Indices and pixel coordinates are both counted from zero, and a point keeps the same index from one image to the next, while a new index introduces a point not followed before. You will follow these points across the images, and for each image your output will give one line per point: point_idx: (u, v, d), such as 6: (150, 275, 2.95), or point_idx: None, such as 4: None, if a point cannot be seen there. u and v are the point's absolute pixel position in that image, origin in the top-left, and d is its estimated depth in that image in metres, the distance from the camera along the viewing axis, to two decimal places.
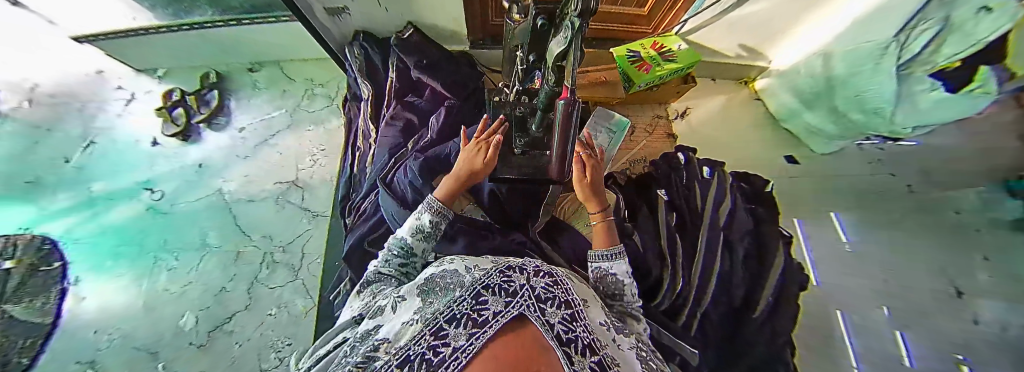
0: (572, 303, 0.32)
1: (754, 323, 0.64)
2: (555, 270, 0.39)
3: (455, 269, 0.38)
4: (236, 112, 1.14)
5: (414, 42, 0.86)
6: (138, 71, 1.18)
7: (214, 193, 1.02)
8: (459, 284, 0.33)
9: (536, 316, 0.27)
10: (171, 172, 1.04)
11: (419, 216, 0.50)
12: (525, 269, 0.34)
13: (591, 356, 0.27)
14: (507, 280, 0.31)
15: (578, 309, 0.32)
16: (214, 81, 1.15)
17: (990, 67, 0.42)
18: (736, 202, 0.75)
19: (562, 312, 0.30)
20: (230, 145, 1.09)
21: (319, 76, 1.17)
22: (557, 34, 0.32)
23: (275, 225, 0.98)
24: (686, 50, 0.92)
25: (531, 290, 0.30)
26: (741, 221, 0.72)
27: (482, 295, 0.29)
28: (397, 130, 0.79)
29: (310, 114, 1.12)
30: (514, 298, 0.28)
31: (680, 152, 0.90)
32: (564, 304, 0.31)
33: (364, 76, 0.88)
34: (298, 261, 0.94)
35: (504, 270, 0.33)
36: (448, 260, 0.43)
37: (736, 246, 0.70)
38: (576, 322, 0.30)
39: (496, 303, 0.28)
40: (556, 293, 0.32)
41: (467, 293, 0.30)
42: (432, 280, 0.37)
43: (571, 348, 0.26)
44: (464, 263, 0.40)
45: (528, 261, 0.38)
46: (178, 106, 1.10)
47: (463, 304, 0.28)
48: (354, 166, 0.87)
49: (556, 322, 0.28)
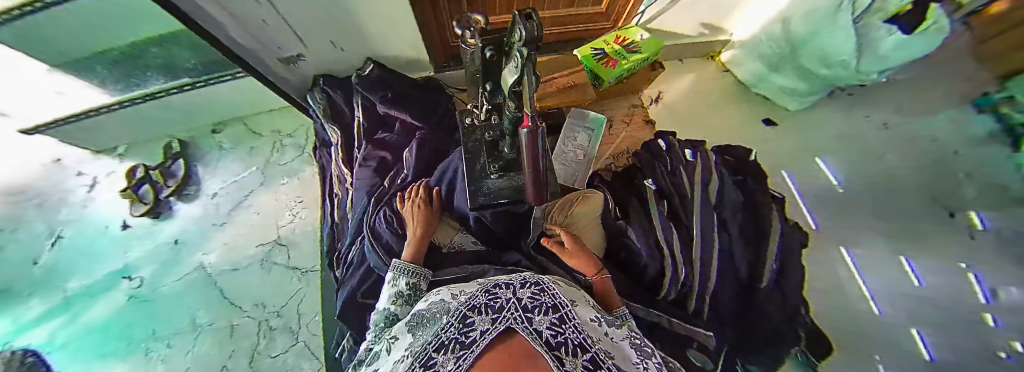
0: (559, 306, 0.31)
1: (763, 294, 0.63)
2: (542, 276, 0.38)
3: (442, 298, 0.37)
4: (204, 178, 1.10)
5: (376, 78, 0.83)
6: (94, 153, 1.09)
7: (195, 269, 0.97)
8: (446, 310, 0.33)
9: (522, 327, 0.28)
10: (148, 254, 0.99)
11: (395, 282, 0.52)
12: (511, 283, 0.35)
13: (583, 355, 0.26)
14: (493, 297, 0.32)
15: (567, 310, 0.31)
16: (178, 150, 1.10)
17: (939, 4, 0.46)
18: (722, 176, 0.75)
19: (550, 316, 0.30)
20: (203, 214, 1.04)
21: (286, 126, 1.14)
22: (507, 63, 0.31)
23: (266, 289, 0.94)
24: (649, 40, 0.92)
25: (518, 302, 0.31)
26: (731, 196, 0.72)
27: (468, 317, 0.30)
28: (371, 170, 0.76)
29: (281, 167, 1.09)
30: (500, 314, 0.29)
31: (660, 138, 0.90)
32: (552, 308, 0.30)
33: (329, 120, 0.85)
34: (296, 323, 0.90)
35: (490, 288, 0.34)
36: (437, 288, 0.42)
37: (730, 222, 0.69)
38: (564, 324, 0.29)
39: (483, 321, 0.29)
40: (542, 300, 0.32)
41: (454, 318, 0.30)
42: (421, 312, 0.37)
43: (560, 351, 0.26)
44: (452, 287, 0.39)
45: (515, 274, 0.38)
46: (144, 183, 1.05)
47: (450, 330, 0.29)
48: (335, 215, 0.83)
49: (543, 328, 0.28)
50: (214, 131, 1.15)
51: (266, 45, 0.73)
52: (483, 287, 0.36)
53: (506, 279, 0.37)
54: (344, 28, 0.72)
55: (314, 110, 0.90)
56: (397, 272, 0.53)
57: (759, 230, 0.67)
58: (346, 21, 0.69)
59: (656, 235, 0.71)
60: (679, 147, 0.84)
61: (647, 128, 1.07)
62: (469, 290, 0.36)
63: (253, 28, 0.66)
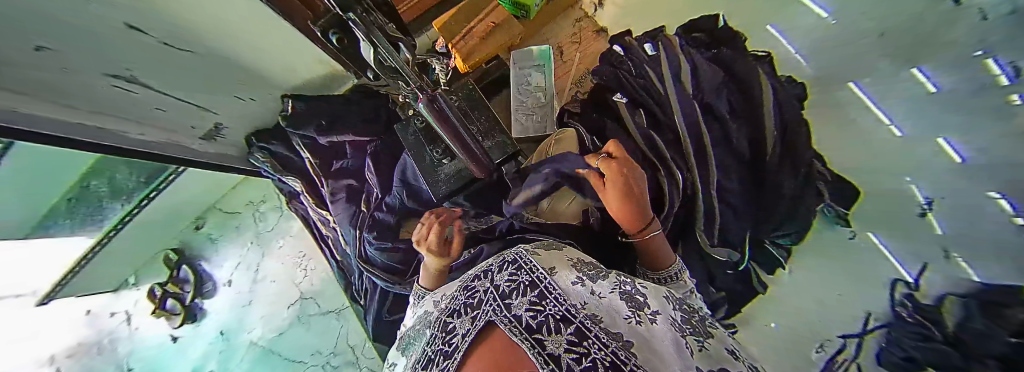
0: (538, 280, 0.30)
1: (773, 165, 0.57)
2: (518, 249, 0.37)
3: (426, 307, 0.37)
4: (213, 270, 1.12)
5: (302, 113, 0.79)
6: (114, 291, 1.07)
7: (250, 347, 1.03)
8: (428, 321, 0.34)
9: (501, 318, 0.26)
10: (206, 351, 1.05)
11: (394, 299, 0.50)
12: (489, 271, 0.34)
13: (567, 328, 0.24)
14: (471, 294, 0.32)
15: (546, 283, 0.29)
16: (177, 258, 1.11)
17: None
18: (692, 58, 0.67)
19: (529, 296, 0.28)
20: (231, 300, 1.09)
21: (256, 193, 1.13)
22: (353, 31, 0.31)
23: (315, 339, 1.00)
24: None
25: (495, 290, 0.30)
26: (708, 74, 0.65)
27: (451, 324, 0.30)
28: (344, 202, 0.74)
29: (271, 232, 1.10)
30: (478, 311, 0.28)
31: (616, 44, 0.83)
32: (529, 286, 0.29)
33: (283, 172, 0.82)
34: (352, 355, 0.96)
35: (470, 283, 0.34)
36: (424, 296, 0.42)
37: (715, 104, 0.62)
38: (545, 299, 0.27)
39: (464, 324, 0.28)
40: (520, 279, 0.30)
41: (437, 327, 0.31)
42: (409, 331, 0.37)
43: (542, 333, 0.23)
44: (434, 294, 0.39)
45: (491, 257, 0.37)
46: (166, 298, 1.07)
47: (436, 343, 0.29)
48: (336, 255, 0.84)
49: (523, 311, 0.26)
50: (197, 227, 1.15)
51: (179, 125, 0.71)
52: (460, 285, 0.36)
53: (488, 263, 0.36)
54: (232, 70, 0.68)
55: (266, 171, 0.86)
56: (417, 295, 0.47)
57: (751, 106, 0.60)
58: (224, 59, 0.65)
59: (641, 149, 0.65)
60: (637, 47, 0.77)
61: (600, 36, 0.96)
62: (449, 293, 0.36)
63: (146, 117, 0.64)
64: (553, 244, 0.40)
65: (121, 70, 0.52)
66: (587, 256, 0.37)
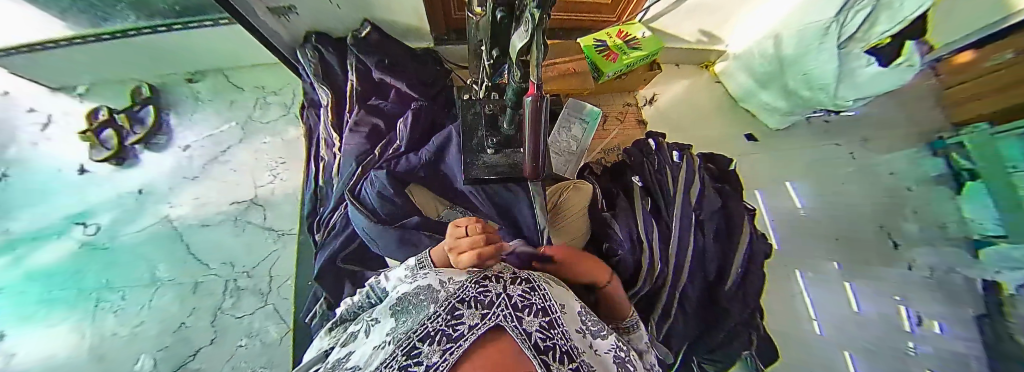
0: (549, 310, 0.34)
1: (728, 294, 0.64)
2: (534, 274, 0.41)
3: (430, 283, 0.38)
4: (176, 129, 1.03)
5: (372, 40, 0.82)
6: (53, 90, 1.02)
7: (160, 221, 0.92)
8: (435, 298, 0.34)
9: (512, 326, 0.29)
10: (106, 201, 0.93)
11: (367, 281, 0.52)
12: (501, 278, 0.37)
13: (569, 363, 0.28)
14: (482, 291, 0.34)
15: (555, 317, 0.34)
16: (147, 97, 1.04)
17: (913, 42, 0.55)
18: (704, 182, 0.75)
19: (540, 320, 0.32)
20: (174, 165, 0.99)
21: (271, 83, 1.10)
22: (518, 27, 0.32)
23: (237, 249, 0.93)
24: (650, 38, 0.96)
25: (508, 298, 0.33)
26: (710, 201, 0.72)
27: (457, 310, 0.31)
28: (362, 136, 0.74)
29: (263, 125, 1.06)
30: (490, 310, 0.30)
31: (651, 138, 0.92)
32: (541, 311, 0.33)
33: (320, 79, 0.82)
34: (266, 285, 0.90)
35: (481, 279, 0.36)
36: (421, 272, 0.42)
37: (706, 224, 0.70)
38: (552, 330, 0.31)
39: (472, 316, 0.30)
40: (532, 300, 0.34)
41: (443, 307, 0.31)
42: (405, 298, 0.38)
43: (548, 356, 0.28)
44: (438, 275, 0.39)
45: (504, 267, 0.40)
46: (107, 126, 0.98)
47: (437, 321, 0.29)
48: (318, 178, 0.82)
49: (533, 330, 0.30)
50: (188, 80, 1.08)
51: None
52: (471, 276, 0.37)
53: (495, 269, 0.39)
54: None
55: (305, 70, 0.87)
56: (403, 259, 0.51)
57: (730, 236, 0.69)
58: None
59: (637, 228, 0.70)
60: (665, 149, 0.86)
61: (639, 127, 1.10)
62: (459, 279, 0.36)
63: None
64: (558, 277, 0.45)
65: None
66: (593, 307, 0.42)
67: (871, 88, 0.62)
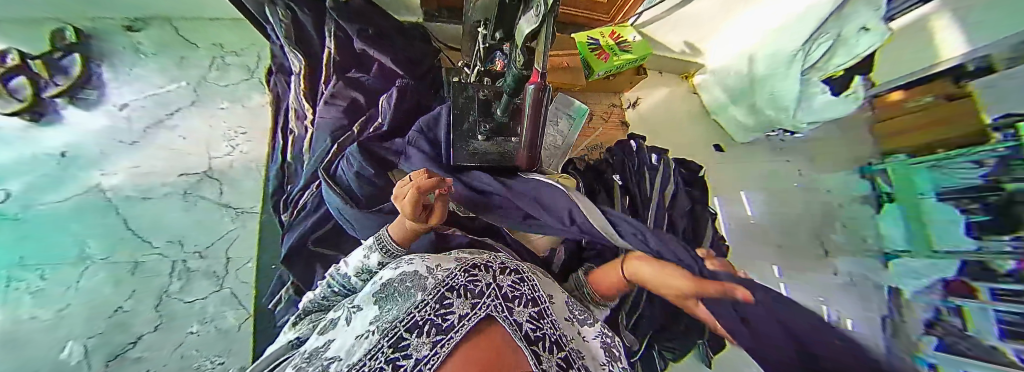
0: (539, 300, 0.35)
1: None
2: (522, 264, 0.40)
3: (416, 269, 0.35)
4: (109, 84, 0.90)
5: (354, 7, 0.76)
6: None
7: (89, 190, 0.79)
8: (422, 285, 0.34)
9: (503, 317, 0.32)
10: (15, 161, 0.75)
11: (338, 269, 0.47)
12: (490, 266, 0.36)
13: (557, 352, 0.32)
14: (472, 280, 0.34)
15: (545, 306, 0.35)
16: (70, 42, 0.88)
17: (862, 76, 0.53)
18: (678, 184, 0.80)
19: (529, 310, 0.34)
20: (108, 127, 0.86)
21: (232, 43, 1.01)
22: (528, 13, 0.32)
23: (188, 226, 0.84)
24: (640, 42, 0.99)
25: (497, 289, 0.34)
26: None
27: (447, 299, 0.32)
28: (339, 111, 0.69)
29: (221, 89, 0.97)
30: (480, 300, 0.32)
31: (634, 140, 0.96)
32: (531, 302, 0.34)
33: (293, 44, 0.75)
34: (222, 268, 0.84)
35: (470, 268, 0.36)
36: (407, 259, 0.40)
37: None
38: (542, 319, 0.34)
39: (462, 306, 0.32)
40: (523, 291, 0.35)
41: (433, 296, 0.33)
42: (386, 284, 0.36)
43: (538, 347, 0.31)
44: (423, 259, 0.38)
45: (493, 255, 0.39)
46: (15, 73, 0.81)
47: (426, 310, 0.31)
48: (287, 154, 0.75)
49: (524, 321, 0.32)
50: (127, 28, 0.95)
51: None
52: (460, 263, 0.37)
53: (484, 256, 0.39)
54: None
55: (274, 30, 0.77)
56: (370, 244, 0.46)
57: None
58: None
59: None
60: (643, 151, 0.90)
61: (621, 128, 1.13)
62: (448, 265, 0.36)
63: None
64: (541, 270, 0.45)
65: None
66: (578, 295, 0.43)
67: (824, 114, 0.55)
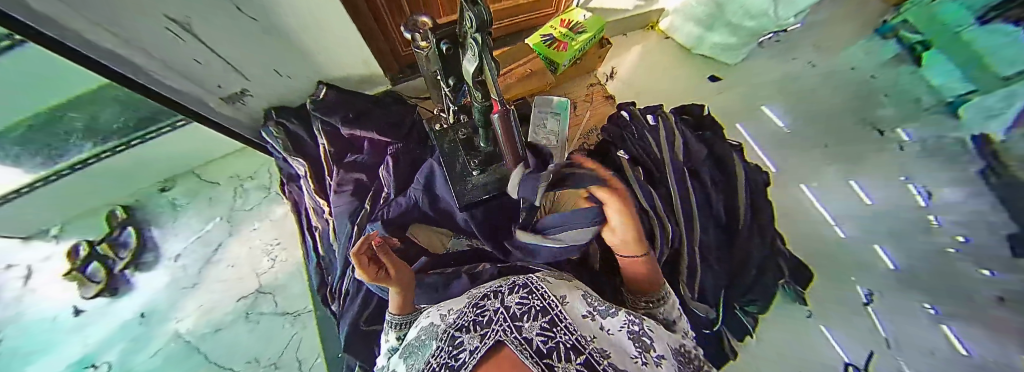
0: (549, 308, 0.31)
1: (742, 232, 0.70)
2: (531, 277, 0.39)
3: (432, 321, 0.36)
4: (162, 242, 1.02)
5: (332, 100, 0.82)
6: (24, 239, 1.00)
7: (173, 339, 0.92)
8: (435, 335, 0.33)
9: (512, 337, 0.26)
10: (111, 337, 0.93)
11: (386, 339, 0.46)
12: (499, 292, 0.35)
13: (578, 359, 0.24)
14: (481, 312, 0.32)
15: (557, 313, 0.31)
16: (124, 218, 1.02)
17: None
18: (685, 135, 0.80)
19: (540, 321, 0.29)
20: (171, 278, 0.98)
21: (245, 169, 1.10)
22: (465, 53, 0.33)
23: (257, 343, 0.91)
24: (591, 18, 0.99)
25: (505, 312, 0.30)
26: (696, 150, 0.77)
27: (457, 338, 0.29)
28: (349, 195, 0.74)
29: (249, 211, 1.06)
30: (488, 329, 0.28)
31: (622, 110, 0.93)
32: (540, 313, 0.30)
33: (292, 153, 0.82)
34: (298, 370, 0.88)
35: (479, 302, 0.34)
36: (427, 311, 0.41)
37: (702, 172, 0.75)
38: (555, 327, 0.28)
39: (472, 340, 0.27)
40: (531, 304, 0.32)
41: (444, 339, 0.30)
42: (414, 340, 0.36)
43: (552, 358, 0.23)
44: (441, 310, 0.38)
45: (503, 281, 0.39)
46: (91, 260, 0.98)
47: (439, 355, 0.28)
48: (318, 249, 0.81)
49: (534, 336, 0.26)
50: (162, 189, 1.08)
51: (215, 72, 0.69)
52: (469, 302, 0.36)
53: (496, 285, 0.38)
54: (220, 67, 0.67)
55: (274, 147, 0.86)
56: (390, 325, 0.48)
57: (730, 180, 0.74)
58: (272, 34, 0.64)
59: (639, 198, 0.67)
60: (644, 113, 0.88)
61: (609, 100, 1.10)
62: (458, 309, 0.35)
63: (184, 68, 0.62)
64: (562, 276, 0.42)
65: (180, 16, 0.51)
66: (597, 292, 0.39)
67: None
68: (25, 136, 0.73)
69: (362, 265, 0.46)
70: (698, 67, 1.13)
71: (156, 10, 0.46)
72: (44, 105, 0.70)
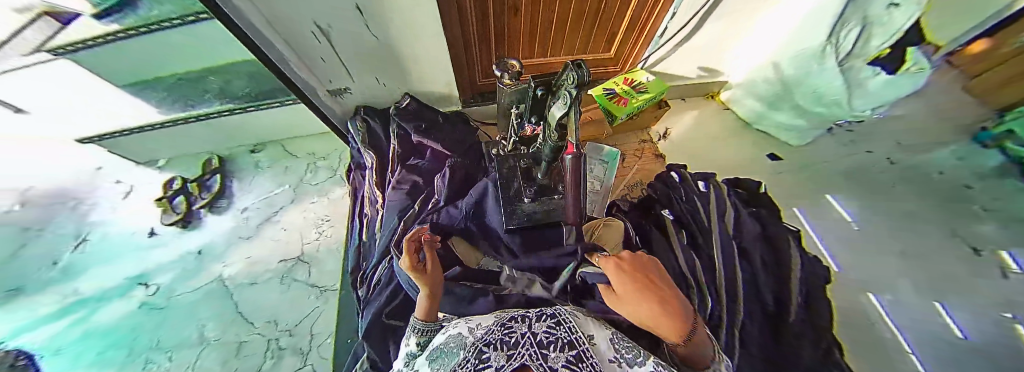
0: (575, 342, 0.30)
1: (795, 328, 0.61)
2: (560, 311, 0.39)
3: (460, 332, 0.38)
4: (237, 194, 1.19)
5: (411, 109, 0.95)
6: (137, 164, 1.22)
7: (216, 280, 1.03)
8: (464, 345, 0.34)
9: (537, 363, 0.26)
10: (168, 263, 1.06)
11: (406, 344, 0.46)
12: (527, 318, 0.36)
13: None
14: (507, 333, 0.33)
15: (583, 348, 0.30)
16: (216, 166, 1.21)
17: (916, 50, 0.67)
18: (737, 209, 0.77)
19: (567, 353, 0.28)
20: (233, 226, 1.12)
21: (321, 149, 1.27)
22: (556, 100, 0.38)
23: (281, 306, 0.98)
24: (654, 81, 1.05)
25: (531, 337, 0.31)
26: (749, 227, 0.74)
27: (484, 353, 0.29)
28: (403, 193, 0.81)
29: (313, 186, 1.20)
30: (514, 350, 0.28)
31: (673, 171, 0.93)
32: (567, 345, 0.30)
33: (366, 146, 0.94)
34: (306, 344, 0.92)
35: (506, 324, 0.35)
36: (455, 322, 0.43)
37: (751, 252, 0.71)
38: (581, 362, 0.27)
39: (498, 358, 0.28)
40: (557, 334, 0.32)
41: (471, 352, 0.31)
42: (440, 347, 0.38)
43: None
44: (468, 323, 0.41)
45: (532, 309, 0.39)
46: (179, 194, 1.16)
47: (466, 366, 0.28)
48: (362, 233, 0.89)
49: (558, 365, 0.26)
50: (252, 151, 1.27)
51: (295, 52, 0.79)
52: (497, 321, 0.37)
53: (523, 312, 0.39)
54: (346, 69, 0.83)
55: (353, 138, 0.99)
56: (412, 329, 0.48)
57: (781, 268, 0.68)
58: (387, 51, 0.78)
59: (680, 263, 0.69)
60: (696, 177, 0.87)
61: (658, 160, 1.13)
62: (487, 327, 0.36)
63: (309, 60, 0.78)
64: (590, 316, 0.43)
65: (324, 24, 0.66)
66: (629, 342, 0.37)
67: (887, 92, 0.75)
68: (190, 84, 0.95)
69: (406, 254, 0.53)
70: (756, 144, 1.11)
71: (311, 14, 0.62)
72: (204, 67, 0.89)
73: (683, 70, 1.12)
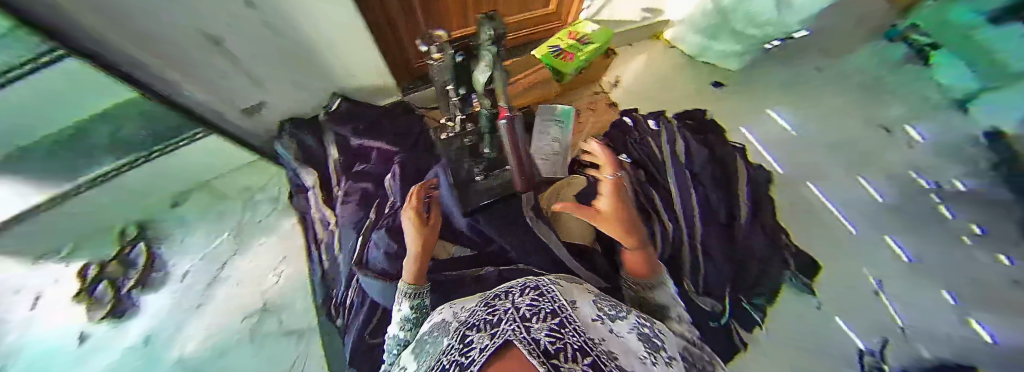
0: (558, 310, 0.31)
1: (740, 228, 0.70)
2: (543, 282, 0.40)
3: (445, 318, 0.39)
4: (168, 261, 1.02)
5: (345, 111, 0.88)
6: (32, 258, 0.89)
7: (173, 364, 0.91)
8: (448, 331, 0.35)
9: (521, 338, 0.22)
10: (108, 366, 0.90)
11: (399, 307, 0.48)
12: (509, 295, 0.36)
13: (587, 360, 0.19)
14: (491, 312, 0.32)
15: (566, 314, 0.31)
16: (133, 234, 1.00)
17: None
18: (685, 139, 0.81)
19: (550, 322, 0.28)
20: (177, 301, 0.98)
21: (252, 180, 1.12)
22: (479, 63, 0.36)
23: (260, 363, 0.91)
24: (599, 30, 1.03)
25: (514, 312, 0.30)
26: (696, 150, 0.79)
27: (467, 339, 0.28)
28: (354, 205, 0.78)
29: (256, 224, 1.08)
30: (498, 330, 0.26)
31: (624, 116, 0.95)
32: (549, 314, 0.30)
33: (304, 163, 0.89)
34: None
35: (490, 304, 0.35)
36: (440, 309, 0.43)
37: (703, 176, 0.75)
38: (564, 328, 0.27)
39: (479, 344, 0.24)
40: (541, 305, 0.32)
41: (457, 337, 0.30)
42: (426, 337, 0.38)
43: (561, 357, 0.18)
44: (452, 309, 0.41)
45: (515, 283, 0.40)
46: (99, 281, 0.94)
47: (449, 356, 0.26)
48: (323, 261, 0.85)
49: (541, 337, 0.22)
50: (171, 205, 1.05)
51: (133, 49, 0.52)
52: (481, 302, 0.38)
53: (507, 288, 0.40)
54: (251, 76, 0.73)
55: (287, 159, 0.93)
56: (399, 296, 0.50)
57: (728, 182, 0.75)
58: (296, 48, 0.70)
59: (638, 200, 0.72)
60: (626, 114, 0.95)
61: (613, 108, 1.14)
62: (470, 308, 0.38)
63: (205, 79, 0.68)
64: (568, 277, 0.45)
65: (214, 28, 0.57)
66: (603, 294, 0.41)
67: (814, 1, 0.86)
68: (54, 162, 0.65)
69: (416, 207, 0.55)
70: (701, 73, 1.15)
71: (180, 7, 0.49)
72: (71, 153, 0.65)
73: (622, 13, 1.10)
